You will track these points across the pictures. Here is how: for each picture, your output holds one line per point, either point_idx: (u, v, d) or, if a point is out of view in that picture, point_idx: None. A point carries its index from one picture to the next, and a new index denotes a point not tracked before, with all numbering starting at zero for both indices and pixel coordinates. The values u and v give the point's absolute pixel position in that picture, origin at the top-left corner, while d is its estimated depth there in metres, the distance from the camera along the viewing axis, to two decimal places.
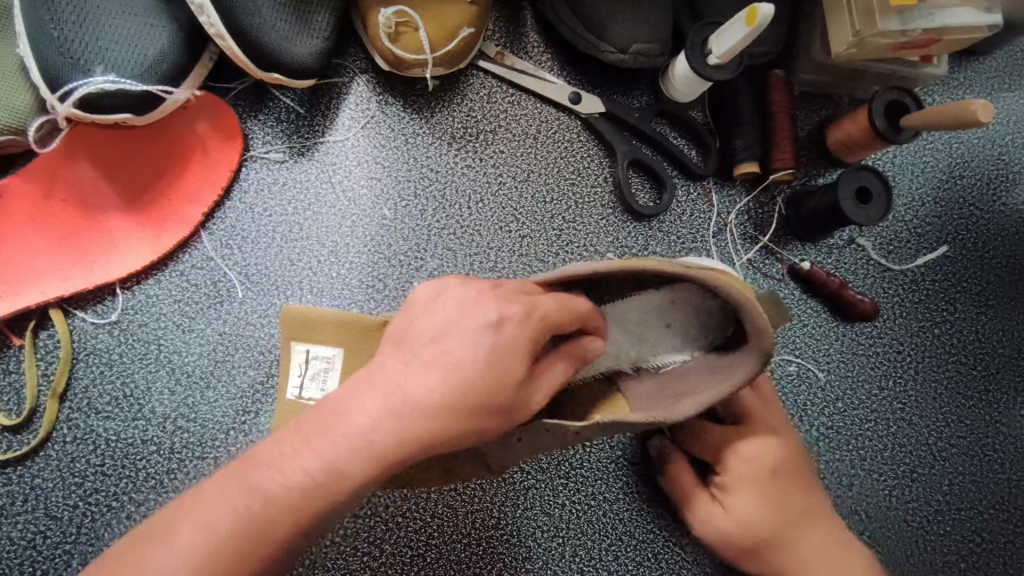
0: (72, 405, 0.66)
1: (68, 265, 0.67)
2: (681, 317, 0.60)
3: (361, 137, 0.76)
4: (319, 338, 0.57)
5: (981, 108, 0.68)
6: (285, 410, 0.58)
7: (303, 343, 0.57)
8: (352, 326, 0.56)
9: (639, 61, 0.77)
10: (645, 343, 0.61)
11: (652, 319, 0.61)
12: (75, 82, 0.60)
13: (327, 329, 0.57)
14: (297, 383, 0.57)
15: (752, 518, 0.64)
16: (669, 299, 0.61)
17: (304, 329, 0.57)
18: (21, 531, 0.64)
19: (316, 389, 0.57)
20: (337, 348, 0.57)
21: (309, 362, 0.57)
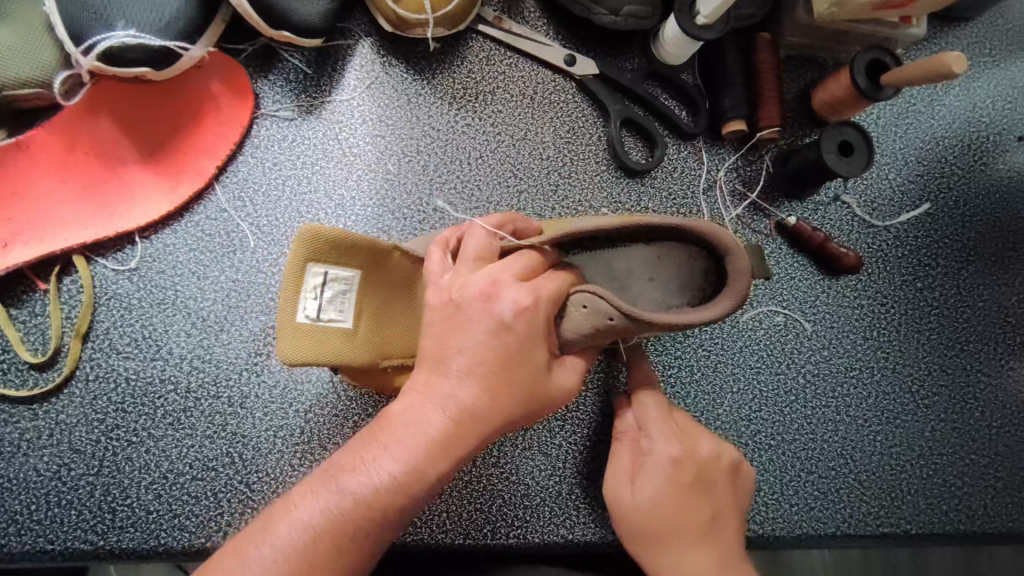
0: (94, 345, 0.70)
1: (90, 214, 0.71)
2: (666, 273, 0.60)
3: (365, 96, 0.80)
4: (337, 260, 0.57)
5: (954, 61, 0.71)
6: (301, 332, 0.55)
7: (318, 265, 0.57)
8: (366, 248, 0.59)
9: (630, 22, 0.80)
10: (627, 293, 0.61)
11: (637, 271, 0.61)
12: (98, 35, 0.64)
13: (349, 251, 0.58)
14: (313, 305, 0.56)
15: (652, 511, 0.60)
16: (656, 254, 0.60)
17: (324, 251, 0.57)
18: (46, 463, 0.68)
19: (335, 312, 0.57)
20: (354, 270, 0.58)
21: (327, 283, 0.57)
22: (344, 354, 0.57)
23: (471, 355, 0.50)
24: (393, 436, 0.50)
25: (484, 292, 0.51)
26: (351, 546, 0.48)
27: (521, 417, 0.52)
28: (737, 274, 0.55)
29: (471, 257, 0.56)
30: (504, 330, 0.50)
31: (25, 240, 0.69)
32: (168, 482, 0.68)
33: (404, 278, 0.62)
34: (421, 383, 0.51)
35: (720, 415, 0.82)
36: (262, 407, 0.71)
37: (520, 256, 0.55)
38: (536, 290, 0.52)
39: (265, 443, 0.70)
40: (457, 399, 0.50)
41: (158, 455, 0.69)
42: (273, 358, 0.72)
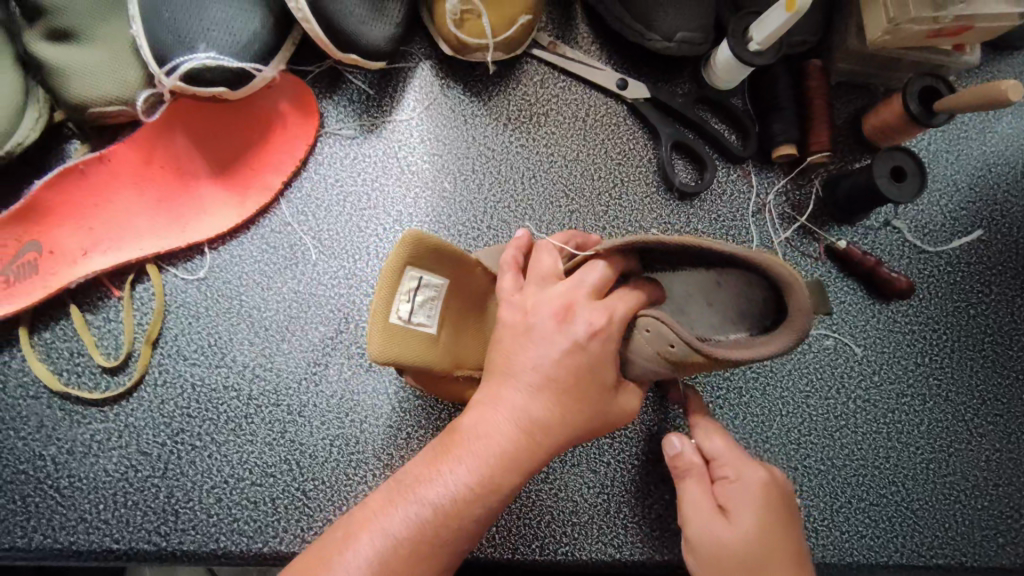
0: (163, 351, 0.73)
1: (165, 226, 0.74)
2: (724, 299, 0.57)
3: (424, 116, 0.82)
4: (432, 267, 0.58)
5: (1011, 87, 0.72)
6: (396, 333, 0.55)
7: (413, 269, 0.57)
8: (456, 258, 0.60)
9: (683, 48, 0.82)
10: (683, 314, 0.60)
11: (697, 296, 0.59)
12: (182, 57, 0.68)
13: (441, 260, 0.59)
14: (406, 308, 0.56)
15: (754, 539, 0.58)
16: (715, 280, 0.56)
17: (421, 257, 0.57)
18: (115, 464, 0.70)
19: (423, 317, 0.58)
20: (443, 279, 0.59)
21: (418, 289, 0.58)
22: (428, 360, 0.58)
23: (547, 370, 0.53)
24: (465, 448, 0.52)
25: (559, 313, 0.54)
26: (433, 558, 0.50)
27: (583, 434, 0.54)
28: (798, 312, 0.50)
29: (542, 274, 0.58)
30: (580, 349, 0.53)
31: (104, 249, 0.72)
32: (228, 486, 0.70)
33: (478, 294, 0.64)
34: (495, 396, 0.54)
35: (768, 437, 0.82)
36: (320, 416, 0.73)
37: (586, 273, 0.55)
38: (608, 310, 0.54)
39: (321, 451, 0.72)
40: (534, 414, 0.52)
41: (220, 459, 0.71)
42: (330, 368, 0.74)
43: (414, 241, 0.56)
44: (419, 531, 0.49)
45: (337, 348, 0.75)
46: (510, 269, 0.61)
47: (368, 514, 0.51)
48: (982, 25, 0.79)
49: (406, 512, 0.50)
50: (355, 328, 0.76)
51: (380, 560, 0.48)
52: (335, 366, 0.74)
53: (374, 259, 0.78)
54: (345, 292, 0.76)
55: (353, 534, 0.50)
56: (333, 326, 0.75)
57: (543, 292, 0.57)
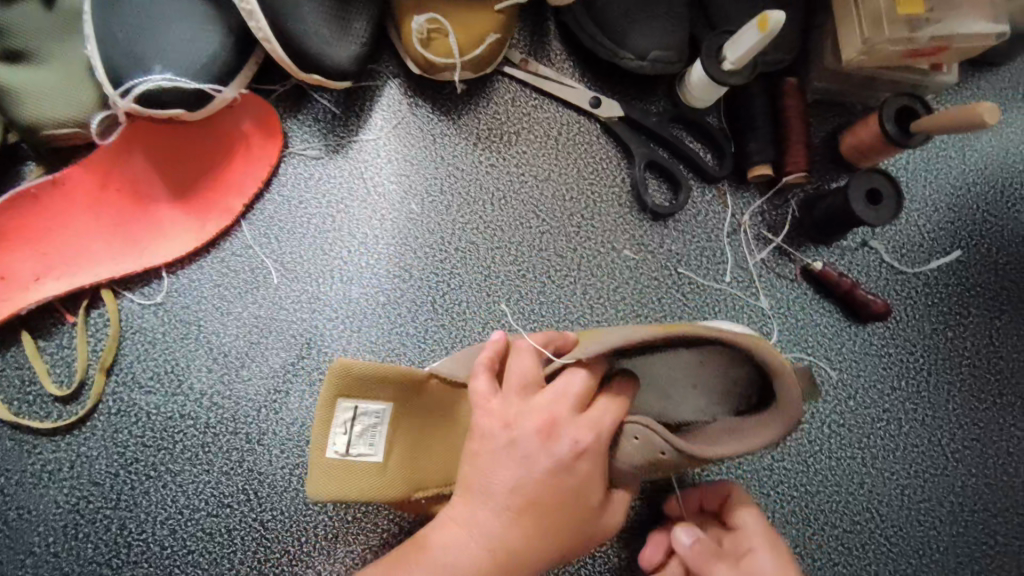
0: (117, 379, 0.71)
1: (120, 249, 0.72)
2: (707, 378, 0.59)
3: (391, 135, 0.80)
4: (368, 394, 0.59)
5: (986, 112, 0.70)
6: (329, 468, 0.57)
7: (349, 400, 0.59)
8: (399, 379, 0.59)
9: (657, 67, 0.81)
10: (668, 399, 0.61)
11: (679, 378, 0.60)
12: (136, 79, 0.66)
13: (379, 383, 0.59)
14: (343, 441, 0.58)
15: None
16: (697, 359, 0.59)
17: (354, 387, 0.59)
18: (66, 495, 0.68)
19: (364, 446, 0.58)
20: (386, 403, 0.59)
21: (356, 418, 0.58)
22: (373, 489, 0.58)
23: (529, 495, 0.53)
24: (425, 567, 0.53)
25: (543, 430, 0.54)
26: None
27: (568, 555, 0.55)
28: (788, 402, 0.53)
29: (523, 377, 0.57)
30: (563, 471, 0.53)
31: (56, 273, 0.70)
32: (183, 517, 0.69)
33: (439, 407, 0.61)
34: (467, 516, 0.54)
35: (742, 464, 0.80)
36: (280, 444, 0.71)
37: (569, 381, 0.55)
38: (594, 424, 0.54)
39: (280, 481, 0.70)
40: (505, 540, 0.53)
41: (175, 490, 0.69)
42: (291, 396, 0.72)
43: (342, 373, 0.58)
44: None
45: (298, 375, 0.73)
46: (482, 371, 0.58)
47: None
48: (960, 45, 0.77)
49: None
50: (317, 355, 0.74)
51: None
52: (296, 394, 0.73)
53: (338, 282, 0.76)
54: (307, 317, 0.74)
55: None
56: (294, 352, 0.74)
57: (525, 405, 0.56)
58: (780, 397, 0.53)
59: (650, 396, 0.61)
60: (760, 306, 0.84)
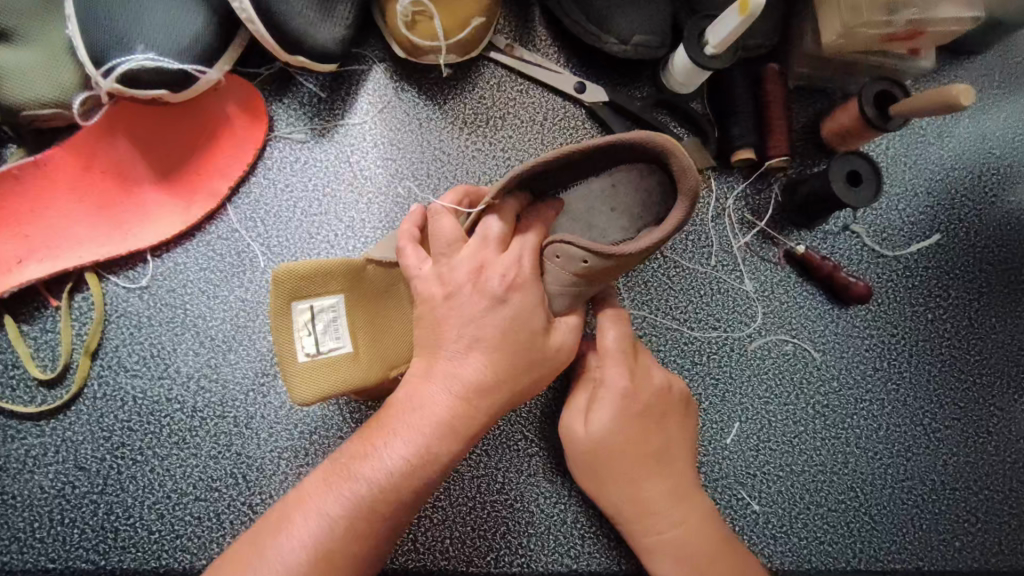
0: (103, 363, 0.71)
1: (105, 232, 0.72)
2: (625, 200, 0.59)
3: (377, 120, 0.81)
4: (318, 290, 0.61)
5: (963, 92, 0.72)
6: (306, 370, 0.59)
7: (303, 301, 0.61)
8: (341, 271, 0.61)
9: (640, 52, 0.82)
10: (594, 230, 0.61)
11: (596, 206, 0.60)
12: (117, 59, 0.66)
13: (325, 278, 0.61)
14: (310, 341, 0.60)
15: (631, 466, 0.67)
16: (610, 182, 0.59)
17: (301, 287, 0.60)
18: (51, 480, 0.68)
19: (333, 340, 0.60)
20: (337, 295, 0.61)
21: (316, 317, 0.60)
22: (352, 378, 0.60)
23: (469, 332, 0.55)
24: (402, 423, 0.53)
25: (472, 277, 0.56)
26: (375, 533, 0.51)
27: (523, 389, 0.56)
28: (685, 175, 0.52)
29: (446, 240, 0.58)
30: (498, 304, 0.55)
31: (40, 256, 0.70)
32: (171, 501, 0.68)
33: (385, 286, 0.63)
34: (427, 367, 0.55)
35: (728, 444, 0.81)
36: (267, 427, 0.71)
37: (485, 228, 0.58)
38: (517, 256, 0.56)
39: (268, 464, 0.70)
40: (470, 379, 0.54)
41: (162, 474, 0.69)
42: (279, 379, 0.72)
43: (286, 277, 0.60)
44: (354, 514, 0.50)
45: None
46: (408, 243, 0.61)
47: (309, 485, 0.53)
48: (934, 31, 0.79)
49: (340, 493, 0.51)
50: None
51: (310, 547, 0.49)
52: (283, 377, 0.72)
53: None
54: None
55: (286, 516, 0.51)
56: None
57: (449, 256, 0.58)
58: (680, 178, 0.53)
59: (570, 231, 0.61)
60: (745, 290, 0.85)
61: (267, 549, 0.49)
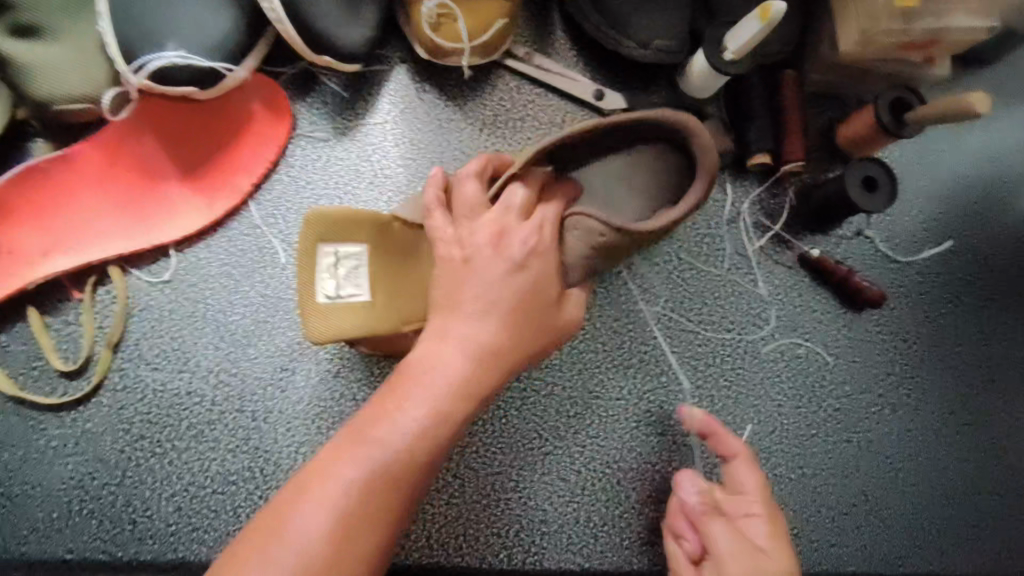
0: (124, 355, 0.71)
1: (128, 226, 0.72)
2: (642, 179, 0.62)
3: (398, 119, 0.81)
4: (344, 238, 0.61)
5: (979, 100, 0.73)
6: (325, 312, 0.59)
7: (328, 245, 0.61)
8: (368, 219, 0.62)
9: (659, 56, 0.83)
10: (613, 208, 0.63)
11: (611, 186, 0.64)
12: (150, 55, 0.67)
13: (354, 225, 0.61)
14: (331, 284, 0.60)
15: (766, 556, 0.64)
16: (629, 164, 0.62)
17: (331, 229, 0.61)
18: (71, 471, 0.68)
19: (352, 286, 0.60)
20: (363, 244, 0.62)
21: (339, 261, 0.61)
22: (367, 325, 0.59)
23: (488, 296, 0.56)
24: (417, 387, 0.53)
25: (493, 240, 0.58)
26: (396, 493, 0.51)
27: (532, 352, 0.59)
28: (706, 154, 0.57)
29: (468, 204, 0.60)
30: (518, 269, 0.57)
31: (63, 249, 0.70)
32: (188, 495, 0.69)
33: (410, 245, 0.64)
34: (439, 329, 0.56)
35: None
36: (286, 422, 0.72)
37: (511, 198, 0.59)
38: (539, 225, 0.58)
39: (287, 458, 0.71)
40: (485, 340, 0.55)
41: (181, 467, 0.69)
42: (298, 374, 0.73)
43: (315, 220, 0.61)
44: (374, 476, 0.50)
45: (304, 353, 0.73)
46: (434, 207, 0.60)
47: (325, 453, 0.52)
48: (954, 38, 0.80)
49: (359, 457, 0.51)
50: None
51: (333, 510, 0.49)
52: (302, 372, 0.73)
53: None
54: None
55: (306, 484, 0.50)
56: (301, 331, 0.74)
57: (472, 221, 0.59)
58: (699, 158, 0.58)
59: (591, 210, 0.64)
60: (758, 293, 0.86)
61: (290, 519, 0.48)
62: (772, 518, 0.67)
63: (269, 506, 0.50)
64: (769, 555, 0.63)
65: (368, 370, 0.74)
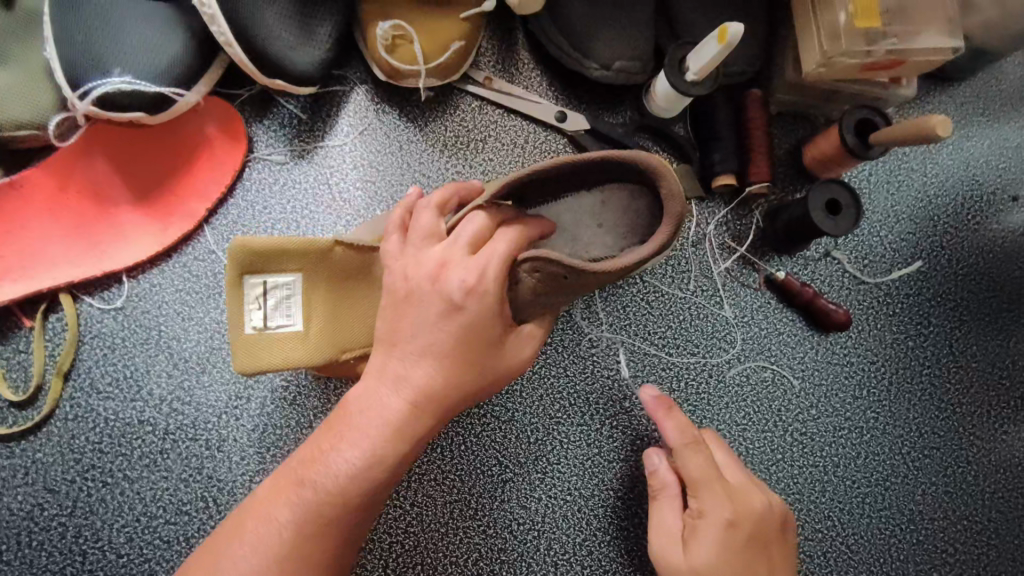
0: (75, 384, 0.70)
1: (80, 253, 0.72)
2: (612, 217, 0.63)
3: (357, 141, 0.81)
4: (273, 267, 0.61)
5: (940, 124, 0.71)
6: (252, 342, 0.60)
7: (256, 276, 0.61)
8: (301, 248, 0.61)
9: (621, 77, 0.82)
10: (579, 241, 0.65)
11: (585, 220, 0.64)
12: (94, 81, 0.66)
13: (286, 256, 0.61)
14: (259, 314, 0.61)
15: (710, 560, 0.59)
16: (600, 201, 0.63)
17: (257, 262, 0.60)
18: (20, 502, 0.67)
19: (282, 317, 0.61)
20: (295, 274, 0.61)
21: (269, 291, 0.61)
22: (298, 356, 0.61)
23: (422, 338, 0.53)
24: (353, 428, 0.52)
25: (435, 275, 0.53)
26: (329, 537, 0.51)
27: (471, 394, 0.55)
28: (673, 197, 0.55)
29: (422, 234, 0.57)
30: (453, 311, 0.52)
31: (13, 277, 0.70)
32: (140, 525, 0.68)
33: (353, 270, 0.63)
34: (379, 369, 0.54)
35: None
36: (239, 451, 0.71)
37: (466, 226, 0.55)
38: (481, 265, 0.52)
39: (239, 488, 0.70)
40: (420, 383, 0.52)
41: (132, 497, 0.69)
42: (252, 402, 0.72)
43: (240, 251, 0.60)
44: (305, 519, 0.50)
45: (258, 381, 0.73)
46: (395, 232, 0.60)
47: (265, 491, 0.53)
48: (915, 61, 0.79)
49: (292, 499, 0.51)
50: None
51: (262, 553, 0.50)
52: (256, 400, 0.72)
53: None
54: None
55: (240, 525, 0.52)
56: None
57: (422, 252, 0.56)
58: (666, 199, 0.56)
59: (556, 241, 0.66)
60: (724, 316, 0.85)
61: (220, 559, 0.50)
62: (705, 514, 0.62)
63: (210, 539, 0.53)
64: (686, 550, 0.61)
65: (323, 398, 0.73)
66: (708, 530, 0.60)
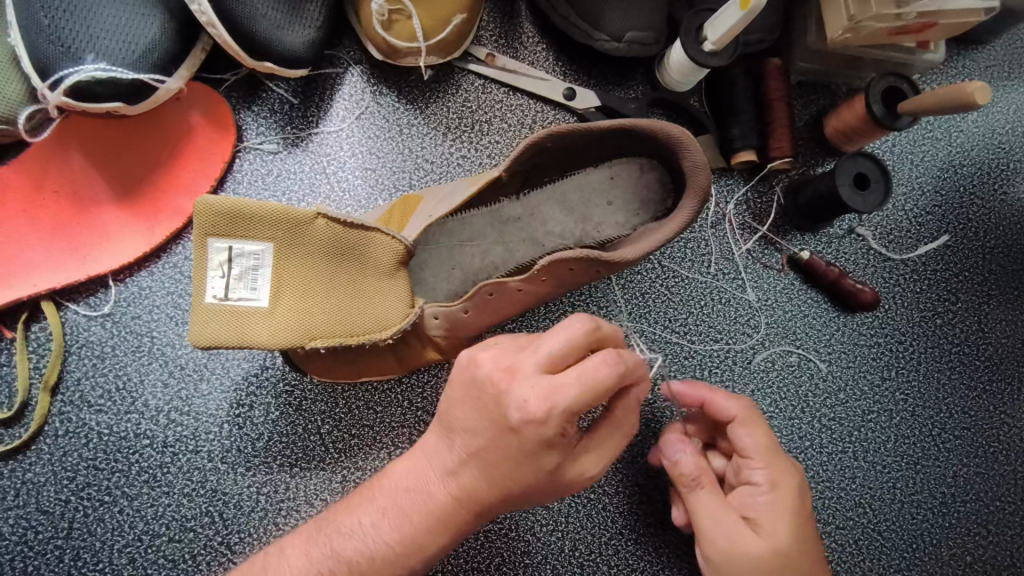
0: (64, 398, 0.66)
1: (61, 258, 0.66)
2: (620, 193, 0.69)
3: (355, 127, 0.75)
4: (242, 234, 0.55)
5: (977, 91, 0.67)
6: (211, 315, 0.55)
7: (222, 240, 0.55)
8: (275, 216, 0.56)
9: (633, 49, 0.76)
10: (589, 221, 0.69)
11: (595, 197, 0.69)
12: (65, 70, 0.60)
13: (257, 223, 0.55)
14: (221, 284, 0.55)
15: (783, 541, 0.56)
16: (609, 176, 0.69)
17: (224, 224, 0.55)
18: (12, 526, 0.63)
19: (247, 291, 0.56)
20: (267, 243, 0.56)
21: (233, 260, 0.55)
22: (262, 333, 0.55)
23: (473, 440, 0.50)
24: (394, 504, 0.53)
25: (499, 383, 0.48)
26: None
27: (511, 504, 0.52)
28: (696, 170, 0.60)
29: (516, 341, 0.52)
30: (508, 431, 0.48)
31: None
32: (142, 544, 0.64)
33: (333, 247, 0.58)
34: (432, 449, 0.53)
35: None
36: (244, 462, 0.67)
37: (566, 340, 0.49)
38: (552, 398, 0.46)
39: (247, 500, 0.66)
40: (464, 484, 0.51)
41: (133, 515, 0.65)
42: (256, 409, 0.68)
43: (206, 210, 0.54)
44: None
45: (260, 387, 0.68)
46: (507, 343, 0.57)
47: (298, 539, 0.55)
48: (946, 23, 0.74)
49: (320, 564, 0.53)
50: (281, 364, 0.69)
51: None
52: (260, 408, 0.68)
53: None
54: None
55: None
56: (257, 362, 0.69)
57: (511, 347, 0.51)
58: (690, 172, 0.61)
59: (566, 219, 0.69)
60: (747, 299, 0.81)
61: None
62: (774, 484, 0.59)
63: None
64: (759, 530, 0.57)
65: (331, 402, 0.69)
66: (777, 506, 0.58)
